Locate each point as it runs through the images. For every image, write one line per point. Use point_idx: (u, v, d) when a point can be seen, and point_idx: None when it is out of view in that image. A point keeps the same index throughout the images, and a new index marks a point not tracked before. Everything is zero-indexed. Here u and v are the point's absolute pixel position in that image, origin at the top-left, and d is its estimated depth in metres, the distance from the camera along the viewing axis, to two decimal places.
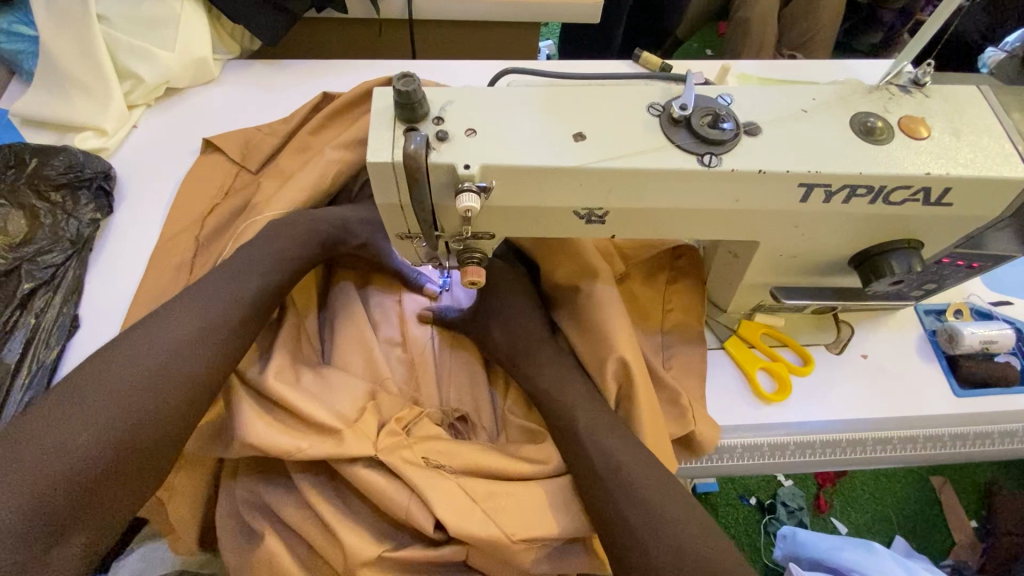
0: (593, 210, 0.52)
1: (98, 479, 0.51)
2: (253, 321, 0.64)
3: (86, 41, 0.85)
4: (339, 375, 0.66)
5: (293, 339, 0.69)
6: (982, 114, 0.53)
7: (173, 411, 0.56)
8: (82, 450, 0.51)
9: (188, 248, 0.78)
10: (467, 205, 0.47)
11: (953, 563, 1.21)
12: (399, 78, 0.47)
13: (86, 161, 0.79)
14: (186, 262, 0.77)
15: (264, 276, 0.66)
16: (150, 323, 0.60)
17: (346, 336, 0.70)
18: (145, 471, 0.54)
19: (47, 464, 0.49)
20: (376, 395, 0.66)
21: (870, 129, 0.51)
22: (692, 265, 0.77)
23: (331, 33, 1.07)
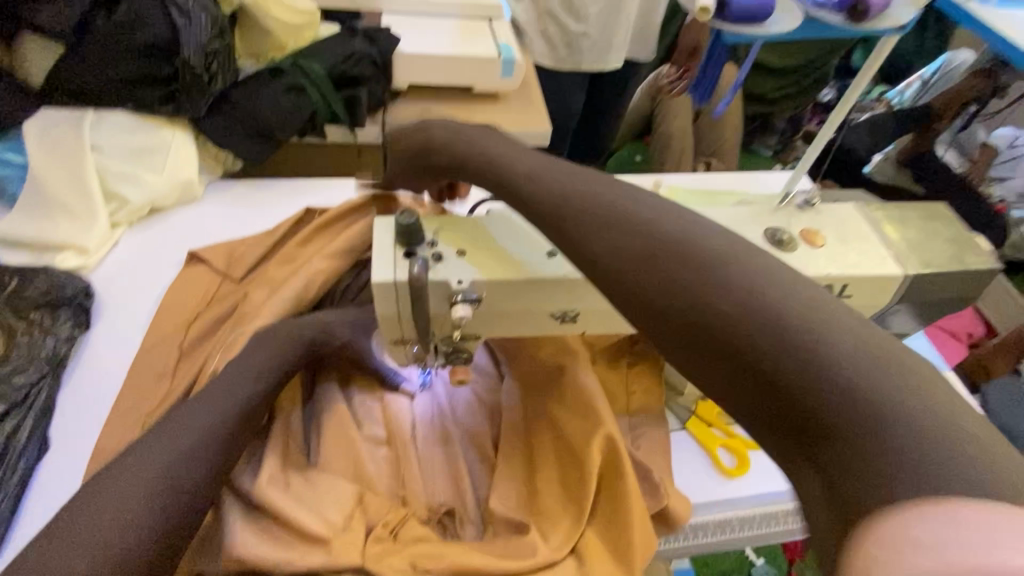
0: (566, 312, 0.60)
1: None
2: (241, 435, 0.65)
3: (77, 169, 0.90)
4: (325, 481, 0.67)
5: (279, 444, 0.70)
6: (860, 227, 0.67)
7: (168, 530, 0.55)
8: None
9: (170, 360, 0.79)
10: (462, 314, 0.55)
11: None
12: (401, 212, 0.56)
13: (67, 280, 0.81)
14: (168, 374, 0.78)
15: (256, 385, 0.68)
16: (138, 445, 0.60)
17: (329, 441, 0.71)
18: None
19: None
20: (363, 497, 0.68)
21: (779, 240, 0.64)
22: (648, 349, 0.86)
23: (309, 155, 1.18)
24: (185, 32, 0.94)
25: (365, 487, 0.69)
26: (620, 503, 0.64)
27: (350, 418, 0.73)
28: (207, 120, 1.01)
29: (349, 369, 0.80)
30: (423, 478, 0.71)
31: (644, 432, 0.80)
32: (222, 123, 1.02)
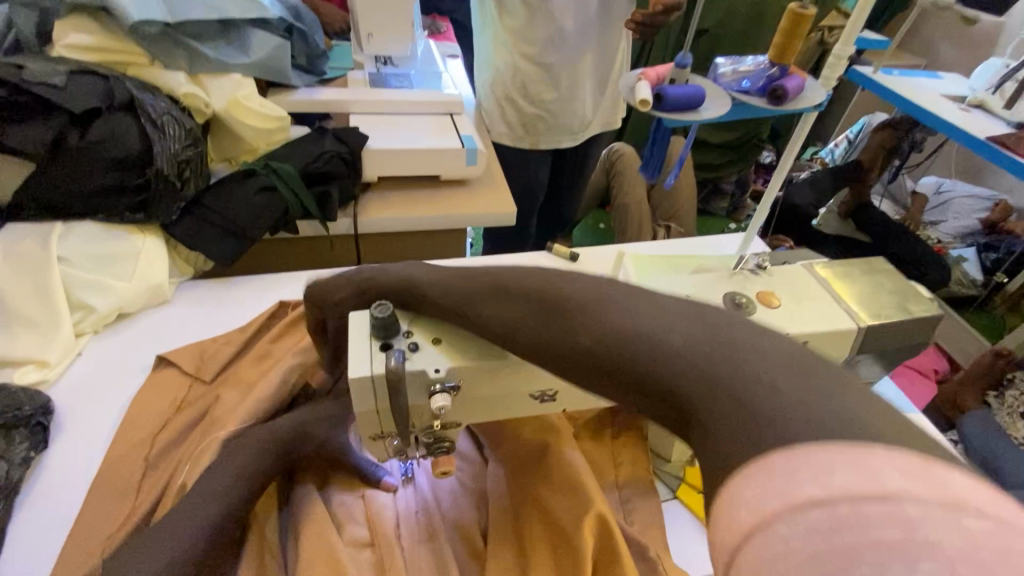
0: (545, 391, 0.61)
1: None
2: (212, 552, 0.62)
3: (41, 281, 0.89)
4: None
5: (256, 557, 0.67)
6: (810, 285, 0.72)
7: None
8: None
9: (134, 476, 0.75)
10: (441, 404, 0.55)
11: None
12: (375, 305, 0.57)
13: (26, 398, 0.78)
14: (132, 492, 0.73)
15: (225, 500, 0.64)
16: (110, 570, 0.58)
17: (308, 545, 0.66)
18: None
19: None
20: None
21: (738, 304, 0.67)
22: (630, 419, 0.86)
23: (283, 251, 1.21)
24: (157, 144, 0.96)
25: None
26: None
27: (330, 521, 0.70)
28: (177, 224, 1.03)
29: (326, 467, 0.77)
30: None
31: (636, 505, 0.78)
32: (193, 226, 1.04)
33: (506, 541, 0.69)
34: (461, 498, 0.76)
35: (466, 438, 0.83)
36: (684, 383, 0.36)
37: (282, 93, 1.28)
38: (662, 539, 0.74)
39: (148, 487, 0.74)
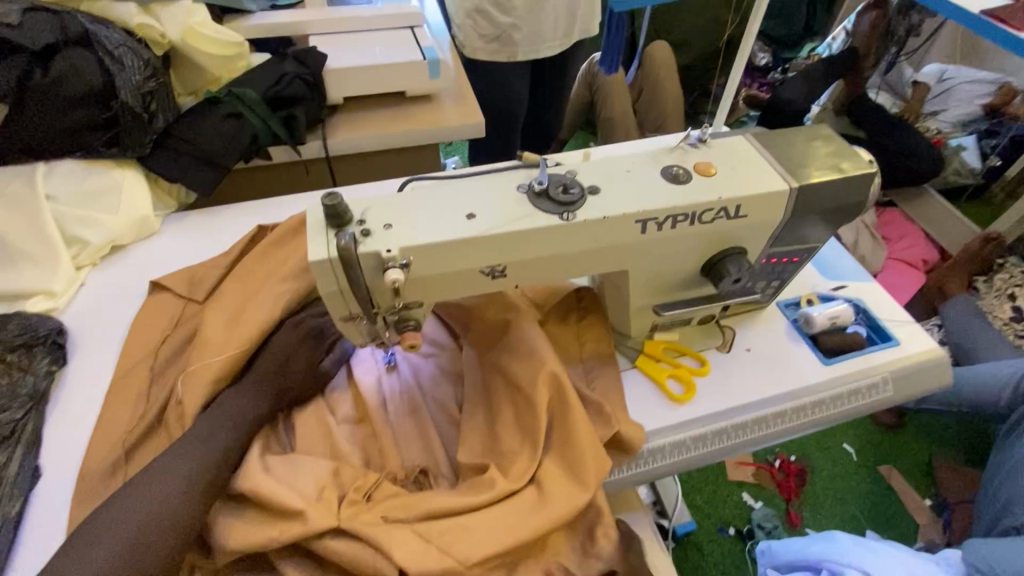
0: (494, 267, 0.67)
1: None
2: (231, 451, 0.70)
3: (35, 220, 0.95)
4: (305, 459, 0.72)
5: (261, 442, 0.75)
6: (749, 153, 0.75)
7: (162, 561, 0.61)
8: None
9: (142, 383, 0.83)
10: (394, 278, 0.61)
11: (926, 543, 1.49)
12: (326, 196, 0.62)
13: (39, 321, 0.86)
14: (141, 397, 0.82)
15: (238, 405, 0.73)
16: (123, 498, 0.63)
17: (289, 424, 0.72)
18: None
19: None
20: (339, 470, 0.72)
21: (675, 175, 0.71)
22: (593, 302, 0.92)
23: (261, 179, 1.25)
24: (120, 78, 0.99)
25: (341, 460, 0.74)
26: (570, 431, 0.71)
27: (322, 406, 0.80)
28: (152, 157, 1.06)
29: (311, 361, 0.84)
30: (396, 444, 0.77)
31: (598, 374, 0.86)
32: (168, 159, 1.07)
33: (477, 409, 0.78)
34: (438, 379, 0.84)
35: (438, 327, 0.90)
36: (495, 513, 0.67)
37: (239, 18, 1.26)
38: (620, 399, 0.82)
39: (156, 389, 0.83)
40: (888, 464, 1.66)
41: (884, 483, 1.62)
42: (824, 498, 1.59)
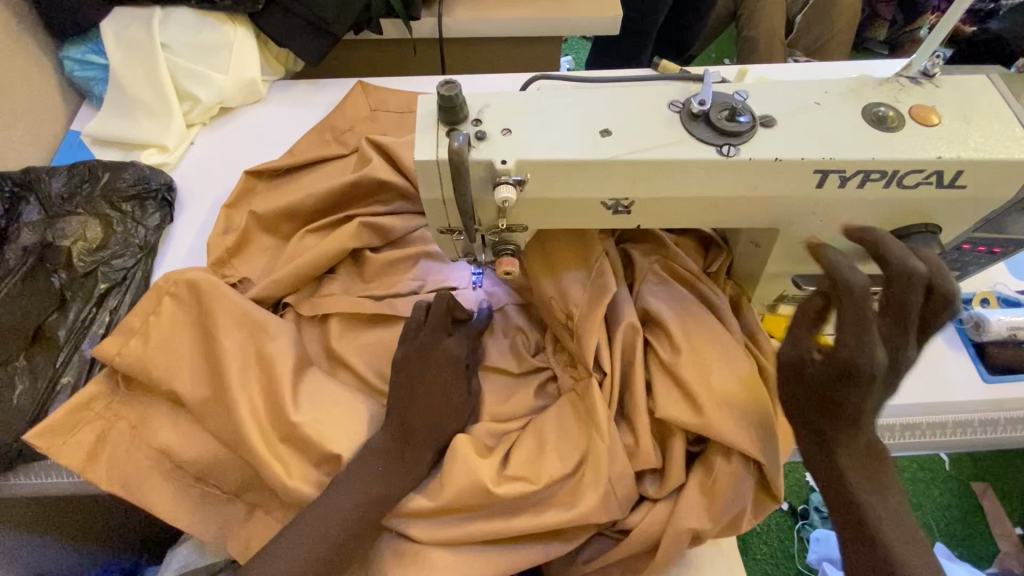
0: (619, 201, 0.56)
1: (330, 496, 0.61)
2: (395, 373, 0.68)
3: (151, 68, 0.94)
4: (415, 366, 0.68)
5: (373, 364, 0.74)
6: (992, 102, 0.55)
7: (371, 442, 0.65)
8: (345, 488, 0.62)
9: (224, 249, 0.81)
10: (505, 197, 0.53)
11: (999, 569, 1.27)
12: (443, 84, 0.52)
13: (152, 174, 0.87)
14: (229, 265, 0.82)
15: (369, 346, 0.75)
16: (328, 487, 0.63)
17: (462, 346, 0.70)
18: (347, 479, 0.62)
19: (325, 503, 0.61)
20: (448, 391, 0.68)
21: (881, 118, 0.54)
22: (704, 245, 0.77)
23: (369, 53, 1.16)
24: None
25: (455, 377, 0.68)
26: (633, 398, 0.66)
27: (441, 329, 0.70)
28: (264, 16, 0.98)
29: (391, 261, 0.80)
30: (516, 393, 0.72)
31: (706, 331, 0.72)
32: (279, 18, 0.99)
33: (585, 365, 0.67)
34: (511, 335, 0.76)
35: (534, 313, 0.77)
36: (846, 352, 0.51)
37: None
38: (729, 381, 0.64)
39: (241, 261, 0.82)
40: (986, 480, 1.38)
41: (973, 499, 1.37)
42: None
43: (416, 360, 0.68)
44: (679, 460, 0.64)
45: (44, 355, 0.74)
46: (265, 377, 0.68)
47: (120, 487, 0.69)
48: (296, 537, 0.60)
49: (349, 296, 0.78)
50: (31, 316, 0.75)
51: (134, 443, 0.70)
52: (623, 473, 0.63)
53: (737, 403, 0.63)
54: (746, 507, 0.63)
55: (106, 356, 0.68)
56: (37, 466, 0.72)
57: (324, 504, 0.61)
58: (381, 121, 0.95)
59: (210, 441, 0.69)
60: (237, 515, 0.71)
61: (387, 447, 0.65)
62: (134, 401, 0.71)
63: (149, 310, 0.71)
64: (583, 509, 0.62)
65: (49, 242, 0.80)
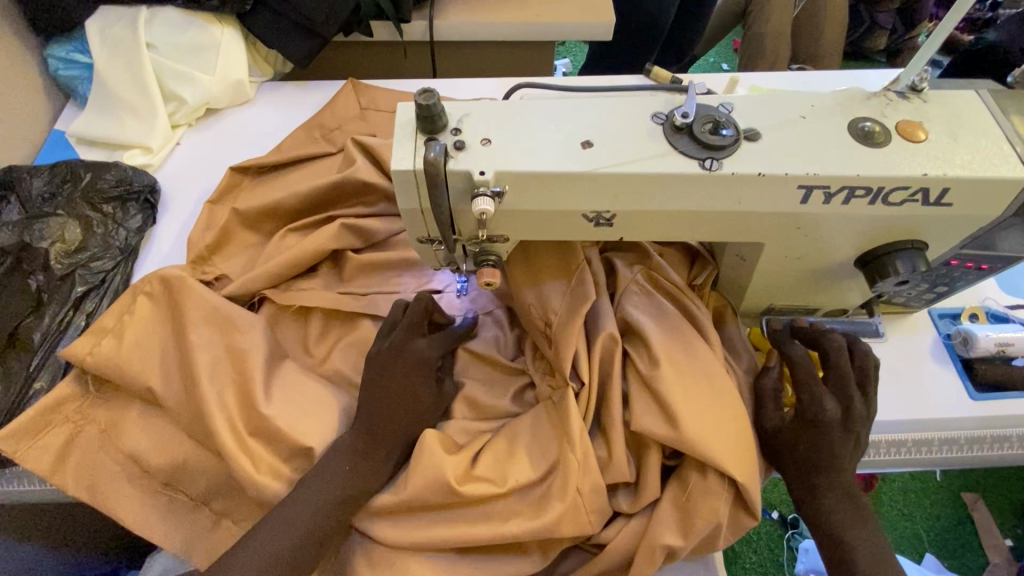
0: (600, 214, 0.55)
1: (292, 501, 0.60)
2: (370, 370, 0.67)
3: (136, 67, 0.93)
4: (388, 364, 0.67)
5: (351, 372, 0.73)
6: (980, 119, 0.55)
7: (336, 443, 0.64)
8: (308, 493, 0.60)
9: (203, 251, 0.80)
10: (482, 209, 0.51)
11: None
12: (421, 94, 0.51)
13: (134, 175, 0.86)
14: (206, 267, 0.80)
15: (346, 351, 0.74)
16: (294, 486, 0.62)
17: (435, 347, 0.70)
18: (310, 482, 0.61)
19: (287, 509, 0.60)
20: (420, 388, 0.67)
21: (866, 134, 0.53)
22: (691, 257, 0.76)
23: (361, 55, 1.15)
24: None
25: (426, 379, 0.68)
26: (611, 408, 0.65)
27: (416, 328, 0.70)
28: (252, 16, 0.97)
29: (372, 263, 0.79)
30: (494, 404, 0.71)
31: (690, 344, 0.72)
32: (267, 19, 0.98)
33: (563, 376, 0.66)
34: (492, 344, 0.75)
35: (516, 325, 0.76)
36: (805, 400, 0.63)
37: None
38: (707, 394, 0.63)
39: (220, 258, 0.81)
40: (977, 492, 1.37)
41: (964, 512, 1.36)
42: (888, 511, 1.36)
43: (390, 359, 0.67)
44: (654, 476, 0.64)
45: (19, 358, 0.73)
46: (238, 383, 0.67)
47: (92, 491, 0.68)
48: (257, 539, 0.59)
49: (328, 291, 0.77)
50: (6, 318, 0.74)
51: (106, 448, 0.69)
52: (595, 486, 0.62)
53: (717, 419, 0.62)
54: (721, 523, 0.62)
55: (77, 357, 0.67)
56: (7, 473, 0.71)
57: (287, 508, 0.60)
58: (370, 122, 0.94)
59: (182, 447, 0.68)
60: (208, 523, 0.70)
61: (355, 448, 0.63)
62: (107, 406, 0.70)
63: (122, 312, 0.70)
64: (552, 519, 0.61)
65: (27, 243, 0.79)
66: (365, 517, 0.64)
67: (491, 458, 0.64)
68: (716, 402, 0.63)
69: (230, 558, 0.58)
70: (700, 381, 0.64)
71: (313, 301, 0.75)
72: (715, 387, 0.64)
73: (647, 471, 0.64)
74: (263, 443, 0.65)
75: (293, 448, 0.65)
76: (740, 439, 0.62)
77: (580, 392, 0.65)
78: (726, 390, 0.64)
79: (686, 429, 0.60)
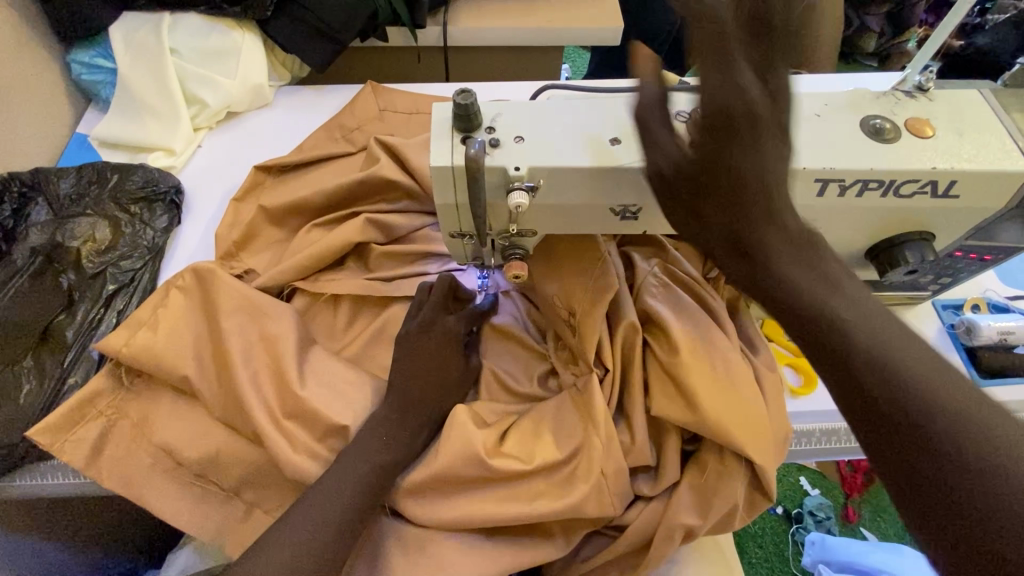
0: (627, 207, 0.58)
1: (323, 485, 0.61)
2: (399, 349, 0.70)
3: (159, 71, 0.95)
4: (417, 342, 0.70)
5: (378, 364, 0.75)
6: (984, 116, 0.58)
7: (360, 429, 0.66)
8: (339, 477, 0.61)
9: (229, 249, 0.82)
10: (518, 202, 0.54)
11: None
12: (459, 93, 0.54)
13: (161, 177, 0.88)
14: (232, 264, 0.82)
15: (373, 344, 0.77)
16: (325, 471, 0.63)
17: (462, 322, 0.73)
18: (338, 467, 0.62)
19: (318, 492, 0.61)
20: (445, 376, 0.69)
21: (878, 130, 0.57)
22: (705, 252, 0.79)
23: (375, 60, 1.18)
24: None
25: (452, 362, 0.70)
26: (633, 394, 0.67)
27: (442, 308, 0.73)
28: (272, 22, 1.00)
29: (396, 260, 0.81)
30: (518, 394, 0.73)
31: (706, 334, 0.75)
32: (286, 25, 1.01)
33: (587, 362, 0.68)
34: (514, 336, 0.77)
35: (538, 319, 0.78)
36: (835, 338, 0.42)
37: None
38: (726, 381, 0.66)
39: (246, 255, 0.83)
40: None
41: None
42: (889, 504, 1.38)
43: (418, 337, 0.70)
44: (674, 459, 0.66)
45: (52, 354, 0.74)
46: (270, 374, 0.69)
47: (127, 482, 0.69)
48: (294, 523, 0.60)
49: (355, 279, 0.79)
50: (39, 314, 0.75)
51: (139, 440, 0.70)
52: (619, 469, 0.64)
53: (737, 404, 0.65)
54: (737, 504, 0.64)
55: (112, 350, 0.69)
56: (42, 466, 0.72)
57: (319, 491, 0.61)
58: (388, 123, 0.97)
59: (214, 438, 0.69)
60: (240, 513, 0.71)
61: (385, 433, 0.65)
62: (141, 400, 0.71)
63: (155, 306, 0.72)
64: (577, 500, 0.63)
65: (58, 242, 0.81)
66: (395, 501, 0.66)
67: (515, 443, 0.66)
68: (736, 389, 0.66)
69: (266, 545, 0.60)
70: (719, 369, 0.66)
71: (342, 288, 0.78)
72: (734, 374, 0.66)
73: (668, 454, 0.66)
74: (295, 431, 0.67)
75: (325, 436, 0.67)
76: (759, 423, 0.65)
77: (604, 378, 0.68)
78: (744, 376, 0.67)
79: (707, 413, 0.63)
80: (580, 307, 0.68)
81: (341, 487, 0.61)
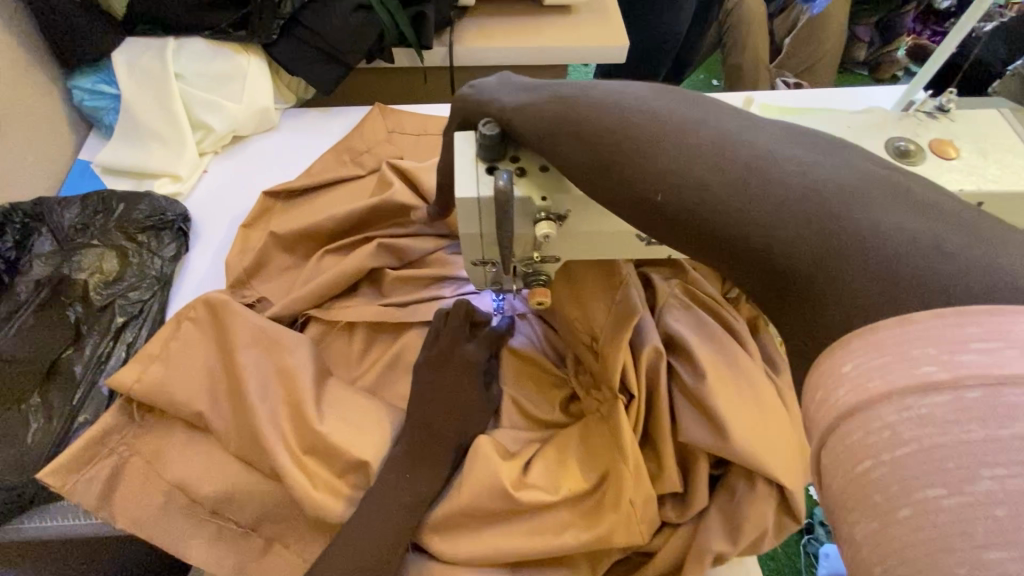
0: (653, 233, 0.57)
1: (354, 522, 0.60)
2: (419, 380, 0.69)
3: (164, 98, 0.94)
4: (438, 373, 0.69)
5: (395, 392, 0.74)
6: (1006, 136, 0.58)
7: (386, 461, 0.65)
8: (372, 514, 0.60)
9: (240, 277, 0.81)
10: (546, 231, 0.54)
11: None
12: (483, 123, 0.53)
13: (168, 205, 0.87)
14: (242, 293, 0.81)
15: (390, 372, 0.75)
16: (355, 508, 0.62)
17: (482, 351, 0.71)
18: (369, 503, 0.61)
19: (350, 531, 0.60)
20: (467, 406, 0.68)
21: (903, 152, 0.56)
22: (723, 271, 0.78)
23: (379, 80, 1.18)
24: None
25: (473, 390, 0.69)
26: (659, 421, 0.66)
27: (461, 337, 0.71)
28: (278, 45, 0.99)
29: (411, 285, 0.80)
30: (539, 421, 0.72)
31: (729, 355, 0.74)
32: (292, 48, 1.00)
33: (611, 388, 0.66)
34: (534, 361, 0.76)
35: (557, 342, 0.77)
36: (851, 284, 0.32)
37: None
38: (754, 405, 0.65)
39: (258, 282, 0.82)
40: None
41: None
42: None
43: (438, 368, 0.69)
44: (703, 485, 0.65)
45: (59, 391, 0.72)
46: (287, 406, 0.67)
47: (140, 522, 0.67)
48: (325, 563, 0.58)
49: (370, 305, 0.78)
50: (46, 350, 0.74)
51: (152, 477, 0.68)
52: (647, 498, 0.62)
53: (764, 426, 0.64)
54: (767, 530, 0.63)
55: (123, 386, 0.67)
56: (53, 507, 0.70)
57: (351, 530, 0.60)
58: (397, 145, 0.96)
59: (229, 475, 0.67)
60: (256, 551, 0.69)
61: (411, 466, 0.64)
62: (153, 436, 0.69)
63: (166, 340, 0.70)
64: (606, 531, 0.62)
65: (64, 275, 0.79)
66: (419, 535, 0.64)
67: (541, 473, 0.65)
68: (763, 413, 0.65)
69: None
70: (745, 392, 0.65)
71: (359, 314, 0.77)
72: (760, 397, 0.66)
73: (695, 481, 0.65)
74: (314, 466, 0.65)
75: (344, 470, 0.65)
76: (786, 447, 0.64)
77: (629, 405, 0.66)
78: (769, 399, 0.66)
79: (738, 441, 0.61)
80: (603, 333, 0.67)
81: (374, 523, 0.60)
